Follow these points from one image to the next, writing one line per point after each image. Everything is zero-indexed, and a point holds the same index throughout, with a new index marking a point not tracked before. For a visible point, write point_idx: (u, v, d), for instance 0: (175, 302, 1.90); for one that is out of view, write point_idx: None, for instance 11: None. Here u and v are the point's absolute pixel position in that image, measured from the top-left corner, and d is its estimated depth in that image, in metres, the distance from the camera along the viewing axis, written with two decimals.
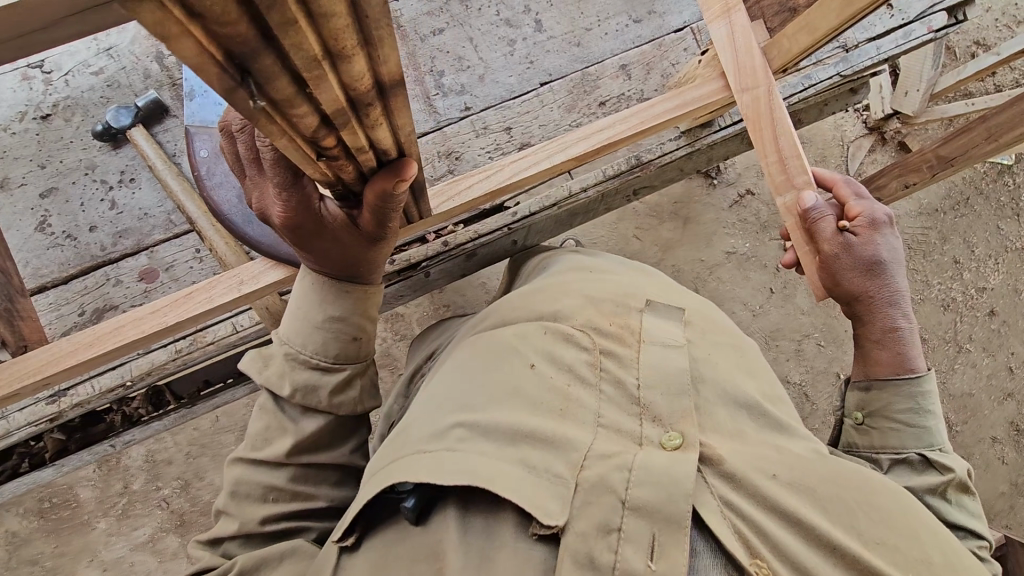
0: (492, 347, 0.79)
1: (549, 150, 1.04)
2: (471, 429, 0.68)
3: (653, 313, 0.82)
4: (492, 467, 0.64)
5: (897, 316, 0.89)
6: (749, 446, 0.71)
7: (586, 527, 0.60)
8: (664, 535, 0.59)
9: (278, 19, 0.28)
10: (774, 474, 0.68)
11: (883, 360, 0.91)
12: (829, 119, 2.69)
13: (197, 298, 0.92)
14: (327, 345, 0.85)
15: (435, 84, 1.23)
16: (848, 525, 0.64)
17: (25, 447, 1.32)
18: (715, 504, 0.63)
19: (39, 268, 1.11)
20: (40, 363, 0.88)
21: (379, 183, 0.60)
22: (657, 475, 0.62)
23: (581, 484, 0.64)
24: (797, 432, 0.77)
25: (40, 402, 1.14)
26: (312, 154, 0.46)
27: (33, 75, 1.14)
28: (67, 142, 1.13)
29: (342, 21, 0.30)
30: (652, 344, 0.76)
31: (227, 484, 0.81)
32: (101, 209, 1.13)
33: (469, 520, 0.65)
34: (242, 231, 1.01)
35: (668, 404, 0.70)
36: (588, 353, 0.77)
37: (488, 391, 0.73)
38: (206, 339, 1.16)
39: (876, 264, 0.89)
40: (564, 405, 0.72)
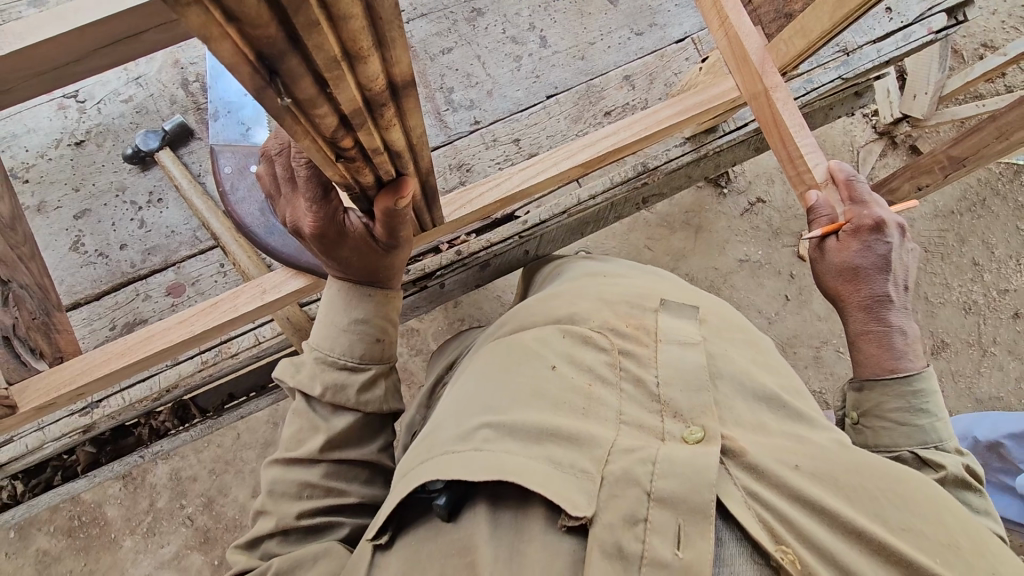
0: (511, 348, 0.80)
1: (556, 157, 1.08)
2: (497, 429, 0.68)
3: (667, 313, 0.83)
4: (518, 462, 0.65)
5: (871, 320, 0.90)
6: (772, 438, 0.71)
7: (612, 518, 0.60)
8: (689, 526, 0.59)
9: (303, 21, 0.31)
10: (796, 465, 0.67)
11: (863, 362, 0.91)
12: (837, 126, 2.71)
13: (222, 307, 0.96)
14: (353, 346, 0.87)
15: (445, 100, 1.27)
16: (873, 513, 0.62)
17: (58, 461, 1.37)
18: (738, 493, 0.62)
19: (72, 286, 1.16)
20: (80, 372, 0.93)
21: (394, 195, 0.64)
22: (681, 468, 0.62)
23: (606, 477, 0.64)
24: (817, 423, 0.76)
25: (74, 413, 1.18)
26: (331, 154, 0.49)
27: (68, 104, 1.21)
28: (99, 167, 1.20)
29: (358, 22, 0.33)
30: (669, 344, 0.77)
31: (265, 484, 0.82)
32: (131, 228, 1.19)
33: (499, 517, 0.65)
34: (265, 243, 1.05)
35: (686, 400, 0.71)
36: (607, 354, 0.77)
37: (510, 391, 0.73)
38: (231, 351, 1.21)
39: (853, 270, 0.89)
40: (587, 403, 0.72)
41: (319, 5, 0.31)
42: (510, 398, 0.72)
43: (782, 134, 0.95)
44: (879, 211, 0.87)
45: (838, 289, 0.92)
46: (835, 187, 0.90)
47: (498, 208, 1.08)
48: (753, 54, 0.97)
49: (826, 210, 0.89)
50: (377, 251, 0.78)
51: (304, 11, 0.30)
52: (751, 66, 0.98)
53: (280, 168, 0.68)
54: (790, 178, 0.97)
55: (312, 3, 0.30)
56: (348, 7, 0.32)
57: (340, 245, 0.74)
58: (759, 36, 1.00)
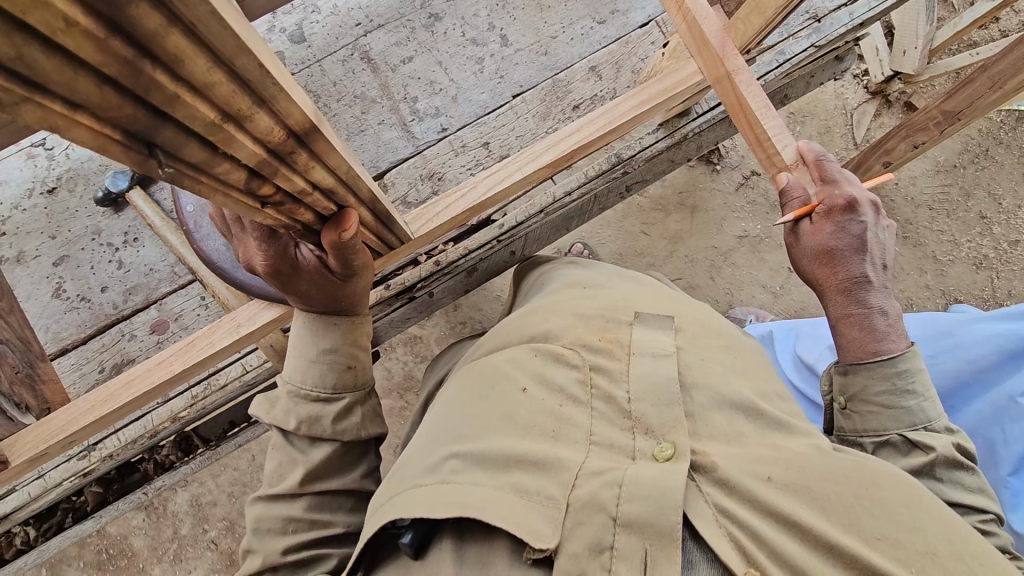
0: (483, 373, 0.79)
1: (520, 162, 1.05)
2: (464, 459, 0.68)
3: (642, 325, 0.82)
4: (484, 496, 0.64)
5: (852, 302, 0.88)
6: (748, 448, 0.69)
7: (577, 548, 0.59)
8: (656, 550, 0.58)
9: (159, 98, 0.31)
10: (767, 477, 0.65)
11: (848, 344, 0.90)
12: (829, 89, 2.65)
13: (199, 344, 0.96)
14: (324, 376, 0.88)
15: (410, 110, 1.26)
16: (846, 523, 0.60)
17: (67, 503, 1.39)
18: (708, 510, 0.61)
19: (58, 332, 1.17)
20: (66, 421, 0.92)
21: (336, 232, 0.64)
22: (647, 488, 0.61)
23: (572, 504, 0.62)
24: (795, 427, 0.74)
25: (74, 457, 1.19)
26: (255, 205, 0.48)
27: (37, 153, 1.20)
28: (73, 212, 1.20)
29: (225, 88, 0.33)
30: (642, 356, 0.76)
31: (250, 523, 0.82)
32: (110, 269, 1.20)
33: (465, 553, 0.64)
34: (233, 276, 1.03)
35: (658, 416, 0.69)
36: (578, 371, 0.76)
37: (482, 418, 0.73)
38: (219, 382, 1.22)
39: (830, 252, 0.87)
40: (557, 426, 0.71)
41: (176, 81, 0.30)
42: (480, 425, 0.72)
43: (748, 118, 0.92)
44: (851, 190, 0.86)
45: (815, 273, 0.90)
46: (806, 168, 0.88)
47: (470, 217, 1.06)
48: (713, 38, 0.93)
49: (799, 192, 0.88)
50: (335, 280, 0.77)
51: (157, 88, 0.30)
52: (711, 50, 0.95)
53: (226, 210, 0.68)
54: (759, 160, 0.95)
55: (163, 81, 0.30)
56: (207, 75, 0.31)
57: (297, 278, 0.73)
58: (718, 17, 0.96)
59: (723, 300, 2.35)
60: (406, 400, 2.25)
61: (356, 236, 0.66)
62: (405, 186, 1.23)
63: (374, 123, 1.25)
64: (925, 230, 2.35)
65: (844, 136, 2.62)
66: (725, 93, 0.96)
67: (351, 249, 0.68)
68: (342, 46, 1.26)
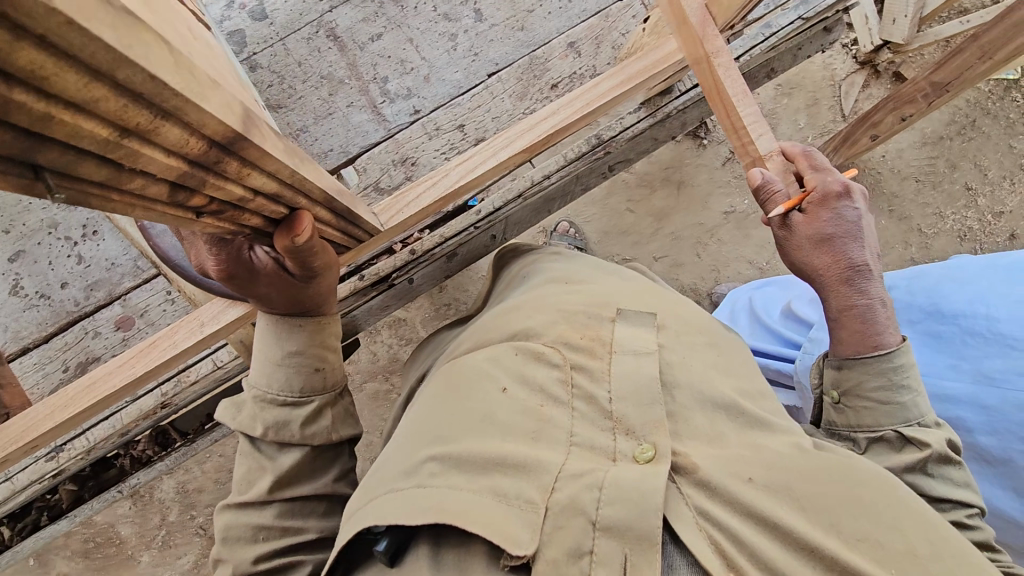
0: (462, 372, 0.77)
1: (494, 147, 1.00)
2: (443, 463, 0.66)
3: (624, 321, 0.80)
4: (462, 500, 0.62)
5: (851, 292, 0.86)
6: (730, 449, 0.69)
7: (556, 554, 0.58)
8: (636, 555, 0.57)
9: (28, 119, 0.27)
10: (749, 478, 0.65)
11: (847, 338, 0.88)
12: (818, 60, 2.75)
13: (161, 346, 0.92)
14: (291, 381, 0.85)
15: (380, 91, 1.20)
16: (825, 524, 0.60)
17: (42, 501, 1.35)
18: (688, 513, 0.62)
19: (18, 331, 1.12)
20: (24, 428, 0.89)
21: (282, 240, 0.60)
22: (626, 491, 0.60)
23: (551, 508, 0.61)
24: (776, 425, 0.73)
25: (41, 459, 1.15)
26: (188, 216, 0.44)
27: None
28: (26, 204, 1.13)
29: (112, 103, 0.29)
30: (624, 354, 0.74)
31: (218, 531, 0.80)
32: (69, 265, 1.14)
33: (440, 560, 0.63)
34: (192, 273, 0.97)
35: (639, 416, 0.69)
36: (559, 370, 0.74)
37: (460, 420, 0.70)
38: (189, 379, 1.18)
39: (826, 240, 0.86)
40: (538, 427, 0.69)
41: (46, 100, 0.26)
42: (459, 426, 0.70)
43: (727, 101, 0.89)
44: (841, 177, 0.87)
45: (812, 265, 0.88)
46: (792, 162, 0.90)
47: (442, 207, 1.00)
48: (693, 16, 0.88)
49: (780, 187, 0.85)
50: (297, 284, 0.75)
51: (24, 109, 0.26)
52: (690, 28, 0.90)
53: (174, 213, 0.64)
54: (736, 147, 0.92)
55: (26, 100, 0.26)
56: (84, 91, 0.27)
57: (256, 282, 0.70)
58: None
59: (710, 276, 2.35)
60: (393, 382, 2.24)
61: (312, 239, 0.61)
62: (377, 171, 1.19)
63: (343, 105, 1.19)
64: (911, 203, 2.38)
65: (832, 108, 2.70)
66: (704, 74, 0.92)
67: (308, 255, 0.64)
68: (306, 23, 1.19)
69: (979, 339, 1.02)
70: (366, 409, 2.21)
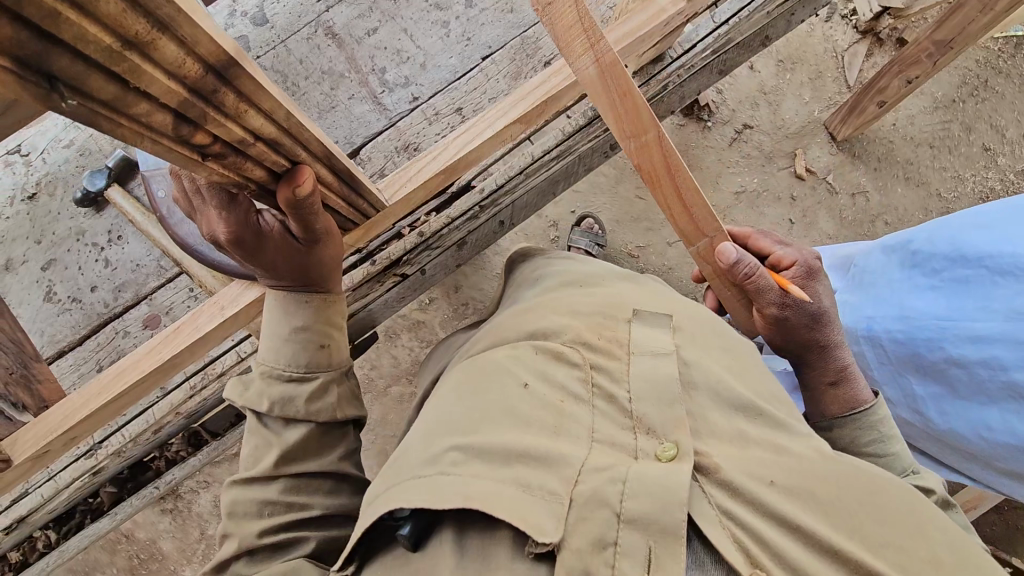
0: (483, 366, 0.80)
1: (489, 118, 1.03)
2: (465, 452, 0.69)
3: (640, 322, 0.83)
4: (489, 490, 0.65)
5: (844, 358, 1.10)
6: (750, 450, 0.71)
7: (580, 544, 0.61)
8: (660, 547, 0.59)
9: (37, 13, 0.31)
10: (772, 480, 0.68)
11: (844, 397, 1.09)
12: (819, 34, 2.89)
13: (185, 330, 0.96)
14: (297, 355, 0.89)
15: (379, 82, 1.24)
16: (850, 525, 0.64)
17: (85, 504, 1.39)
18: (712, 512, 0.64)
19: (54, 335, 1.18)
20: (64, 416, 0.94)
21: (285, 193, 0.63)
22: (651, 486, 0.62)
23: (575, 499, 0.64)
24: (797, 428, 0.76)
25: (81, 457, 1.21)
26: (194, 156, 0.49)
27: (12, 160, 1.17)
28: (55, 215, 1.19)
29: (113, 5, 0.33)
30: (641, 355, 0.77)
31: (226, 508, 0.83)
32: (97, 269, 1.20)
33: (465, 542, 0.67)
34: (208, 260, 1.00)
35: (660, 415, 0.71)
36: (579, 369, 0.78)
37: (480, 412, 0.74)
38: (215, 371, 1.24)
39: (817, 315, 1.08)
40: (558, 421, 0.73)
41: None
42: (482, 419, 0.73)
43: (677, 187, 0.98)
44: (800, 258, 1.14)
45: (807, 338, 1.09)
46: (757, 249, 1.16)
47: (445, 179, 1.03)
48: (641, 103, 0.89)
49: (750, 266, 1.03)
50: (300, 251, 0.79)
51: (36, 4, 0.31)
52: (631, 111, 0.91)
53: (184, 176, 0.68)
54: (686, 230, 1.04)
55: None
56: None
57: (260, 247, 0.74)
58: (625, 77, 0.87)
59: None
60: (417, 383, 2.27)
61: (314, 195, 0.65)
62: (382, 159, 1.22)
63: (345, 98, 1.23)
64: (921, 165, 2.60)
65: (836, 80, 2.87)
66: (638, 153, 0.94)
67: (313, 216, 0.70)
68: (305, 23, 1.24)
69: (1008, 278, 1.20)
70: (393, 412, 2.24)
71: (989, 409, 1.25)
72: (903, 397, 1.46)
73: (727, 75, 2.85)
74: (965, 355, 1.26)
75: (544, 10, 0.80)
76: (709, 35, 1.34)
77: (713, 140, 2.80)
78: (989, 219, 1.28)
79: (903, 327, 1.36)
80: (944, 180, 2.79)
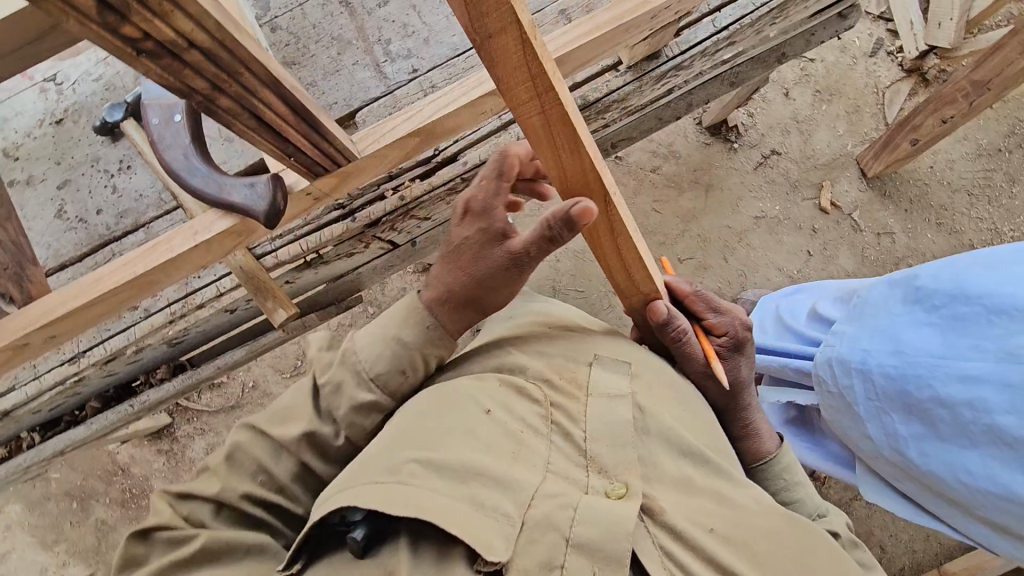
0: (450, 395, 1.01)
1: (466, 88, 1.08)
2: (424, 465, 0.90)
3: (600, 368, 1.09)
4: (450, 499, 0.87)
5: (753, 416, 1.24)
6: (684, 490, 0.98)
7: (531, 561, 0.85)
8: (601, 571, 0.84)
9: None
10: (710, 529, 0.94)
11: (747, 451, 1.24)
12: (860, 68, 2.84)
13: (161, 248, 1.05)
14: (357, 400, 1.05)
15: (383, 52, 1.31)
16: (760, 568, 0.91)
17: (71, 415, 1.50)
18: (653, 550, 0.90)
19: (58, 251, 1.29)
20: (43, 311, 1.03)
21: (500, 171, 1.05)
22: (603, 518, 0.87)
23: (528, 520, 0.88)
24: (729, 475, 1.02)
25: (64, 363, 1.31)
26: (128, 48, 0.58)
27: (48, 88, 1.32)
28: (76, 140, 1.31)
29: None
30: (600, 399, 1.04)
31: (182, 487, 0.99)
32: (105, 194, 1.30)
33: (418, 554, 0.87)
34: (189, 186, 1.00)
35: (612, 456, 0.98)
36: (541, 406, 1.04)
37: (441, 434, 0.95)
38: (195, 303, 1.31)
39: (731, 382, 1.21)
40: (518, 447, 0.97)
41: None
42: (442, 441, 0.94)
43: (612, 237, 1.05)
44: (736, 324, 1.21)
45: (717, 395, 1.23)
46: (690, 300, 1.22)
47: (417, 141, 1.08)
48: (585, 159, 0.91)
49: (676, 333, 1.15)
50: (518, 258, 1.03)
51: None
52: (574, 167, 0.93)
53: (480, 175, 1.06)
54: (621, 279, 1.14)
55: None
56: None
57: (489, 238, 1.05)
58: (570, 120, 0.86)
59: None
60: None
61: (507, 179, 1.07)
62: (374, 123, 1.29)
63: (349, 64, 1.31)
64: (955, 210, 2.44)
65: (874, 116, 2.80)
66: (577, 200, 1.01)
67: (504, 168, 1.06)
68: None
69: (1003, 319, 1.15)
70: None
71: (970, 453, 1.20)
72: (885, 438, 1.38)
73: (761, 99, 2.83)
74: (952, 397, 1.20)
75: (482, 41, 0.75)
76: (708, 38, 1.36)
77: (738, 163, 2.78)
78: (997, 261, 1.21)
79: (895, 362, 1.30)
80: (980, 231, 2.67)
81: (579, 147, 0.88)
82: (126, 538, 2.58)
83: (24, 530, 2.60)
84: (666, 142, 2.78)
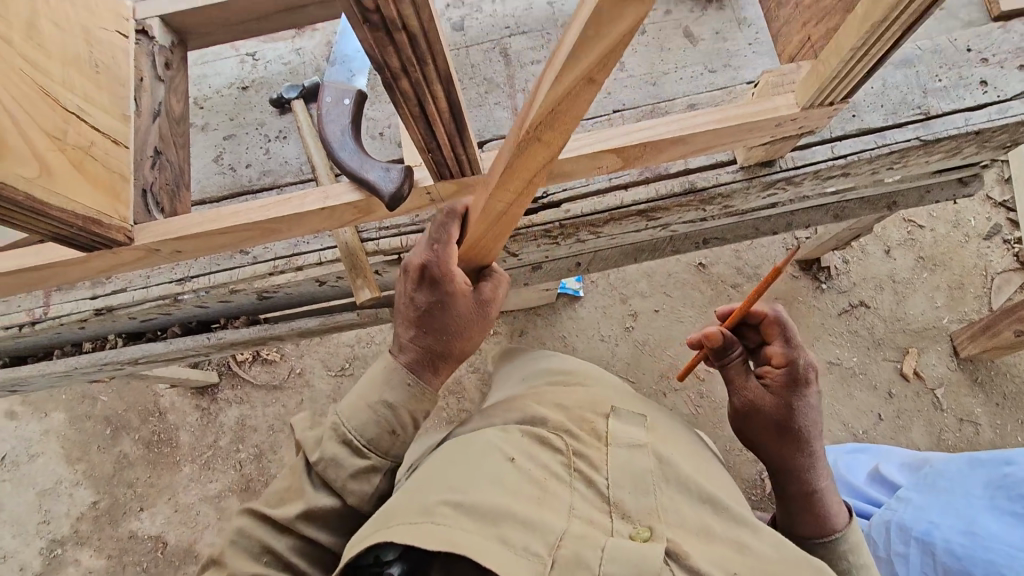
0: (471, 446, 1.06)
1: (591, 141, 1.19)
2: (451, 504, 0.93)
3: (617, 418, 1.16)
4: (478, 531, 0.90)
5: (818, 482, 1.27)
6: (707, 541, 0.99)
7: None
8: None
9: None
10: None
11: (815, 522, 1.26)
12: (971, 247, 2.76)
13: (293, 202, 1.19)
14: (365, 428, 1.17)
15: (524, 100, 1.48)
16: None
17: (152, 333, 1.61)
18: None
19: (204, 187, 1.48)
20: (181, 226, 1.18)
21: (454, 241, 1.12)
22: (628, 561, 0.89)
23: (558, 558, 0.89)
24: (753, 526, 1.04)
25: (172, 281, 1.46)
26: (360, 16, 0.70)
27: (247, 61, 1.58)
28: (252, 106, 1.54)
29: None
30: (619, 447, 1.09)
31: None
32: (258, 153, 1.50)
33: None
34: (336, 155, 1.18)
35: (636, 504, 1.01)
36: (563, 454, 1.08)
37: (469, 475, 0.99)
38: (296, 264, 1.44)
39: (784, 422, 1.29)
40: (542, 492, 1.00)
41: None
42: (469, 480, 0.98)
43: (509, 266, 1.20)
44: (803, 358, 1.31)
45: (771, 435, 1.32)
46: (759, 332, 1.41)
47: None
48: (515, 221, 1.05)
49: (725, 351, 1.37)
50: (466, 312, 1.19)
51: None
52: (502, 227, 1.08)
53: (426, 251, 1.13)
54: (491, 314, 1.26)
55: None
56: None
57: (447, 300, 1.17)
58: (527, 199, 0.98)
59: None
60: None
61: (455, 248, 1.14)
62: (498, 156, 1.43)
63: (491, 102, 1.48)
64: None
65: (977, 298, 2.70)
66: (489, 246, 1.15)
67: (444, 236, 1.12)
68: (488, 40, 1.53)
69: None
70: None
71: None
72: None
73: (859, 249, 2.79)
74: None
75: (529, 141, 0.81)
76: (824, 162, 1.39)
77: (823, 304, 2.73)
78: None
79: None
80: None
81: (493, 215, 1.02)
82: (137, 478, 2.69)
83: (56, 440, 2.75)
84: (753, 264, 2.75)
